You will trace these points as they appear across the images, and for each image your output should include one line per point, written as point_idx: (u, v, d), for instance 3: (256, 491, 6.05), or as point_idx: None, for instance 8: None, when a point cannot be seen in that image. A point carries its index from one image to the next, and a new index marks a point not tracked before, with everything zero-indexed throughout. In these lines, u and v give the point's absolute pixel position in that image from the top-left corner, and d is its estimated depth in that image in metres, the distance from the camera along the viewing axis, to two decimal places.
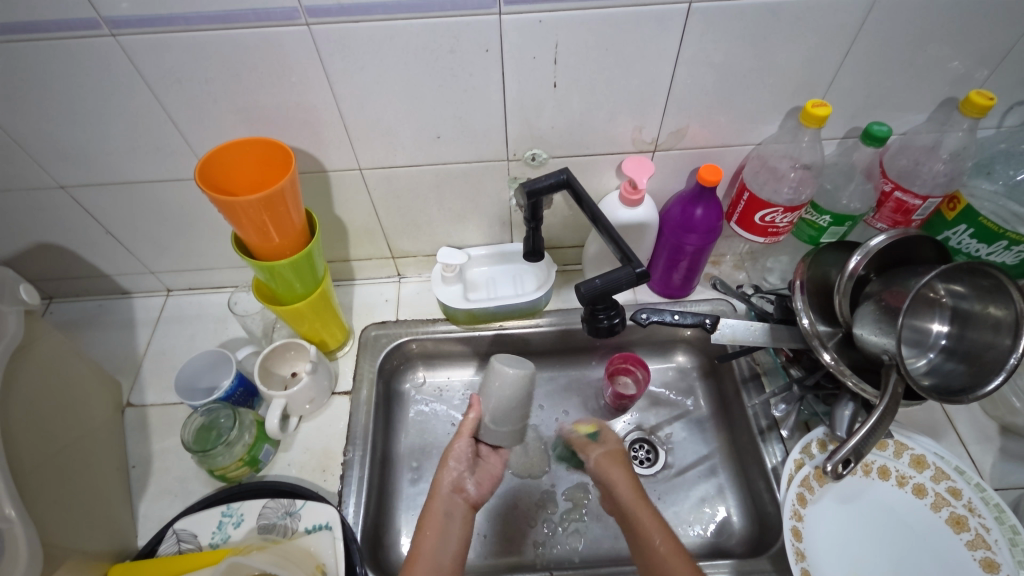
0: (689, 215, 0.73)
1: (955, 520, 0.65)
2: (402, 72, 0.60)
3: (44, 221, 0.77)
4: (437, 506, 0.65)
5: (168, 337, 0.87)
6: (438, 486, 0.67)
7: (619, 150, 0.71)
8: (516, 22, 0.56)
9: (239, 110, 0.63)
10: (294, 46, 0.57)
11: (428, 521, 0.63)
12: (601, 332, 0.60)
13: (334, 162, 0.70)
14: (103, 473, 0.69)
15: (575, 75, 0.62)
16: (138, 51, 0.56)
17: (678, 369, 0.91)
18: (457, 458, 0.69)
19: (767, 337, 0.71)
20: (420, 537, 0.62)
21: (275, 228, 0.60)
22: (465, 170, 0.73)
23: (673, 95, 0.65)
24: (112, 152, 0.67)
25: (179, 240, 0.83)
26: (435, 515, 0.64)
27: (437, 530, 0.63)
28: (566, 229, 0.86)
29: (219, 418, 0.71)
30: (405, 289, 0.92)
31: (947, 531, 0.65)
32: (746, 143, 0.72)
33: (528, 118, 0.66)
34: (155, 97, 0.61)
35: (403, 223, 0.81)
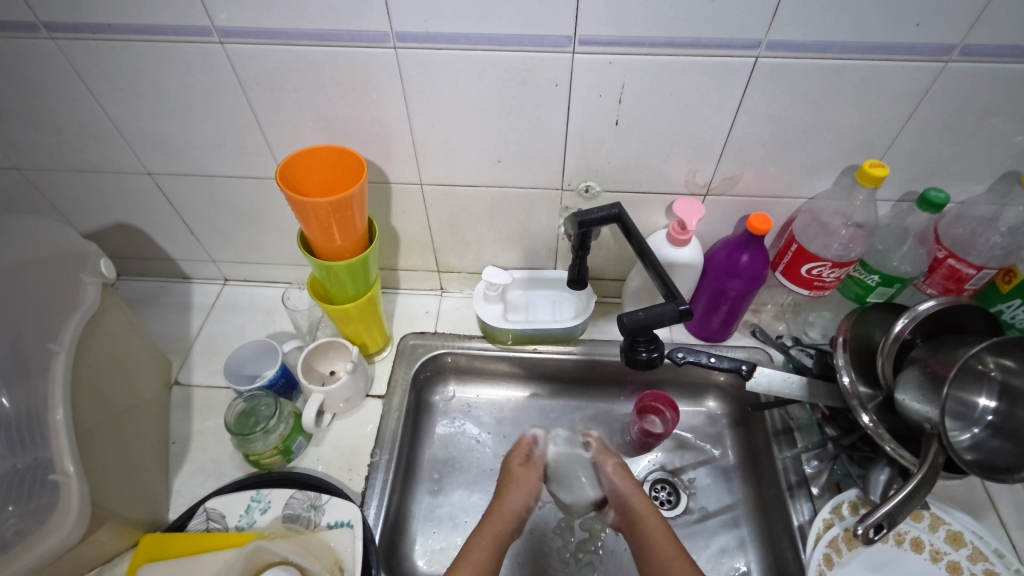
0: (735, 261, 0.74)
1: None
2: (474, 99, 0.64)
3: (127, 203, 0.83)
4: (493, 529, 0.67)
5: (220, 324, 0.92)
6: (501, 507, 0.70)
7: (671, 191, 0.73)
8: (587, 62, 0.59)
9: (319, 119, 0.68)
10: (379, 66, 0.61)
11: (482, 534, 0.67)
12: (639, 364, 0.59)
13: (398, 175, 0.74)
14: (146, 445, 0.72)
15: (637, 115, 0.64)
16: (239, 58, 0.62)
17: (708, 415, 0.90)
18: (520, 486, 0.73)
19: (804, 391, 0.72)
20: (471, 547, 0.65)
21: (339, 231, 0.63)
22: (520, 195, 0.76)
23: (730, 143, 0.67)
24: (199, 146, 0.73)
25: (243, 233, 0.88)
26: (490, 531, 0.67)
27: (489, 548, 0.65)
28: (609, 262, 0.88)
29: (260, 405, 0.74)
30: (445, 303, 0.95)
31: None
32: (798, 196, 0.72)
33: (586, 151, 0.69)
34: (247, 100, 0.66)
35: (453, 239, 0.85)
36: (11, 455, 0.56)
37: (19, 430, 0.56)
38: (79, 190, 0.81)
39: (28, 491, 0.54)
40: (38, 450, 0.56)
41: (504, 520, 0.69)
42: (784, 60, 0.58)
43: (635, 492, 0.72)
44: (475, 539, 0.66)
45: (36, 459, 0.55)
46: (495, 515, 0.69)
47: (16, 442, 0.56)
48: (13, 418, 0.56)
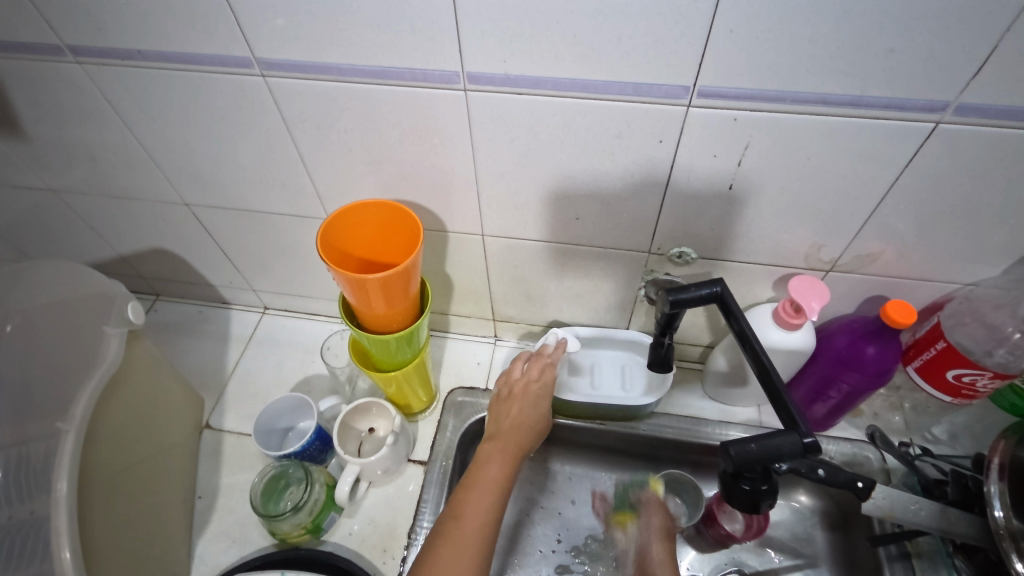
0: (857, 352, 0.61)
1: None
2: (555, 149, 0.52)
3: (165, 229, 0.77)
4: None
5: (257, 360, 0.85)
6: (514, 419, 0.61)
7: (786, 264, 0.60)
8: (706, 117, 0.47)
9: (370, 161, 0.58)
10: (444, 107, 0.50)
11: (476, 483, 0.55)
12: (740, 502, 0.48)
13: (457, 224, 0.64)
14: (168, 505, 0.66)
15: (759, 179, 0.51)
16: (283, 93, 0.52)
17: (798, 511, 0.77)
18: (515, 411, 0.62)
19: (936, 521, 0.58)
20: (462, 499, 0.54)
21: (383, 303, 0.54)
22: (597, 254, 0.65)
23: (873, 217, 0.53)
24: (238, 181, 0.65)
25: (284, 267, 0.80)
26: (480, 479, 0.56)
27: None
28: (693, 327, 0.75)
29: (290, 469, 0.66)
30: (499, 353, 0.85)
31: None
32: (951, 281, 0.58)
33: (687, 215, 0.57)
34: (292, 139, 0.57)
35: (514, 291, 0.74)
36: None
37: (6, 486, 0.50)
38: (115, 214, 0.75)
39: (38, 553, 0.48)
40: (36, 503, 0.50)
41: (487, 492, 0.55)
42: (973, 127, 0.44)
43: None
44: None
45: (35, 514, 0.49)
46: (456, 542, 0.51)
47: (4, 500, 0.49)
48: (6, 471, 0.50)
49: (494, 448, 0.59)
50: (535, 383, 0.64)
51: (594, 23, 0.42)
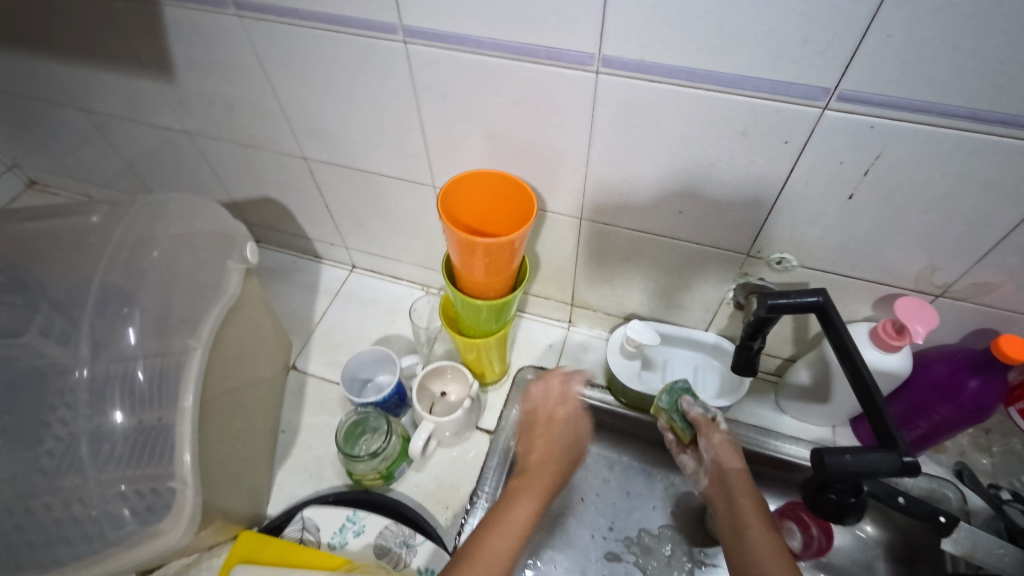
0: (957, 384, 0.59)
1: None
2: (674, 141, 0.53)
3: (278, 180, 0.83)
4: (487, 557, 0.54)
5: (342, 313, 0.90)
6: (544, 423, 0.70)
7: (892, 283, 0.58)
8: (840, 122, 0.46)
9: (486, 135, 0.60)
10: (572, 89, 0.52)
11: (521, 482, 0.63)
12: (824, 512, 0.47)
13: (557, 205, 0.66)
14: (257, 432, 0.72)
15: (881, 192, 0.50)
16: (419, 61, 0.55)
17: (861, 540, 0.75)
18: (552, 425, 0.70)
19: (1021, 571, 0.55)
20: (507, 495, 0.61)
21: (486, 270, 0.56)
22: (693, 250, 0.65)
23: (1000, 246, 0.51)
24: (356, 142, 0.69)
25: (380, 227, 0.84)
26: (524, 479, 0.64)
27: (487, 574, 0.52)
28: (776, 338, 0.74)
29: (370, 418, 0.70)
30: (572, 338, 0.87)
31: None
32: None
33: (796, 221, 0.56)
34: (417, 105, 0.60)
35: (598, 277, 0.75)
36: (137, 410, 0.55)
37: (146, 389, 0.56)
38: (236, 160, 0.81)
39: (162, 452, 0.54)
40: (163, 410, 0.56)
41: (535, 493, 0.62)
42: None
43: (746, 485, 0.56)
44: (474, 558, 0.54)
45: (162, 420, 0.55)
46: (513, 526, 0.57)
47: (141, 401, 0.56)
48: (148, 377, 0.57)
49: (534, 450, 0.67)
50: (569, 400, 0.73)
51: (742, 18, 0.42)
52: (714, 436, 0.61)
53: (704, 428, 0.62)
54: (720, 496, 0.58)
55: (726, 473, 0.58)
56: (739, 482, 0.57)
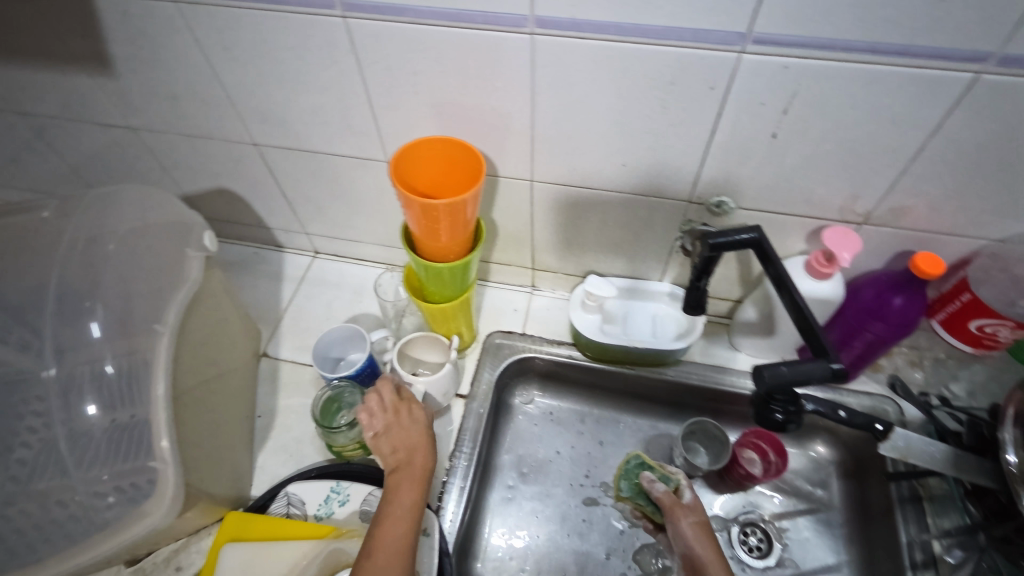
0: (884, 302, 0.64)
1: None
2: (611, 95, 0.56)
3: (231, 169, 0.82)
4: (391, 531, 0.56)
5: (309, 298, 0.91)
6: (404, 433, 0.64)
7: (821, 215, 0.63)
8: (758, 64, 0.50)
9: (433, 105, 0.62)
10: (510, 51, 0.54)
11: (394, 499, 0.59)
12: (770, 424, 0.52)
13: (509, 169, 0.69)
14: (233, 418, 0.73)
15: (802, 129, 0.55)
16: (360, 35, 0.56)
17: (814, 460, 0.81)
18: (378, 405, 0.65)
19: (949, 466, 0.61)
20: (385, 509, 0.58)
21: (447, 229, 0.58)
22: (640, 202, 0.68)
23: (909, 171, 0.56)
24: (307, 123, 0.70)
25: (339, 210, 0.85)
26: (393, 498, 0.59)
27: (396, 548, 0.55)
28: (724, 282, 0.79)
29: (344, 394, 0.73)
30: (535, 301, 0.90)
31: None
32: (980, 237, 0.60)
33: (729, 164, 0.60)
34: (362, 79, 0.62)
35: (555, 239, 0.79)
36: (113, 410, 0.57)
37: (116, 381, 0.58)
38: (185, 152, 0.81)
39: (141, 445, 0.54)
40: (138, 407, 0.56)
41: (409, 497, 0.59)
42: (1012, 78, 0.46)
43: (716, 561, 0.61)
44: (378, 547, 0.55)
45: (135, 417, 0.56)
46: (404, 484, 0.60)
47: (113, 397, 0.57)
48: (117, 370, 0.58)
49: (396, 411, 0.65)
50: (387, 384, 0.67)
51: None
52: (681, 519, 0.65)
53: (674, 512, 0.66)
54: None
55: (695, 554, 0.62)
56: (707, 553, 0.62)
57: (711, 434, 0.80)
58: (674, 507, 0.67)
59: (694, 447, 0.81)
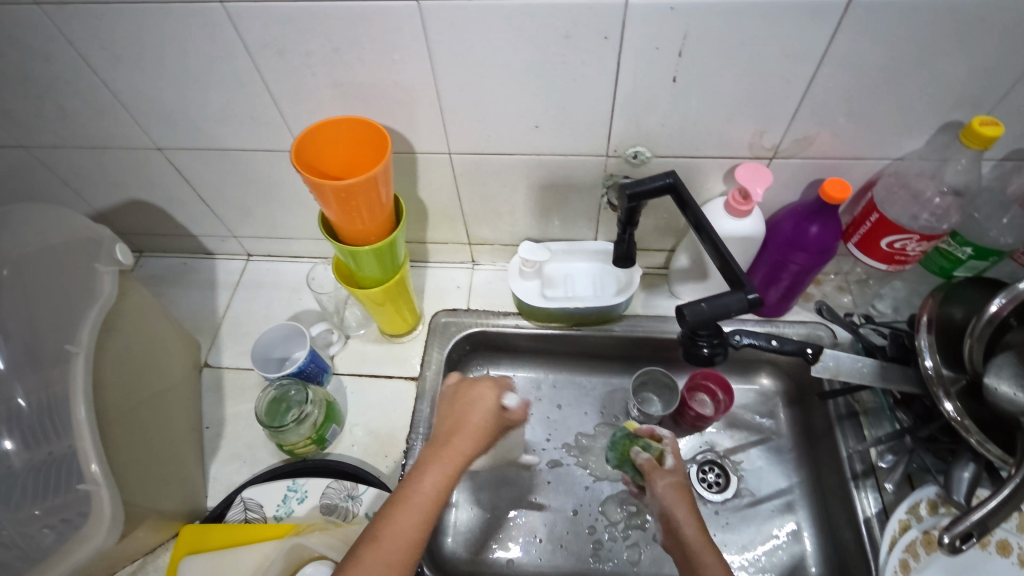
0: (802, 232, 0.66)
1: None
2: (510, 55, 0.55)
3: (140, 178, 0.79)
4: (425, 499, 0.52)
5: (246, 302, 0.89)
6: (469, 427, 0.59)
7: (733, 155, 0.65)
8: (645, 8, 0.50)
9: (335, 85, 0.61)
10: (400, 21, 0.53)
11: (423, 479, 0.53)
12: (698, 360, 0.54)
13: (425, 144, 0.67)
14: (178, 432, 0.71)
15: (699, 69, 0.55)
16: (243, 19, 0.54)
17: (761, 393, 0.84)
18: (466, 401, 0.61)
19: (876, 377, 0.64)
20: (412, 485, 0.53)
21: (365, 211, 0.57)
22: (560, 163, 0.69)
23: (806, 100, 0.58)
24: (209, 119, 0.67)
25: (263, 208, 0.82)
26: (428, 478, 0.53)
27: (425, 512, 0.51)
28: (656, 233, 0.80)
29: (290, 391, 0.72)
30: (478, 276, 0.90)
31: None
32: (882, 157, 0.63)
33: (637, 113, 0.61)
34: (256, 67, 0.59)
35: (485, 210, 0.78)
36: (33, 449, 0.59)
37: (29, 413, 0.60)
38: (87, 166, 0.77)
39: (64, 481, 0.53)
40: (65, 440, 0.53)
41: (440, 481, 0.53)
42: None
43: (692, 523, 0.57)
44: (391, 527, 0.49)
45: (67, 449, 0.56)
46: (444, 460, 0.55)
47: (29, 431, 0.60)
48: (29, 403, 0.60)
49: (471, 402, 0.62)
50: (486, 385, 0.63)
51: None
52: (659, 481, 0.61)
53: (652, 474, 0.62)
54: (671, 541, 0.57)
55: (672, 517, 0.58)
56: (684, 517, 0.57)
57: (661, 381, 0.82)
58: (653, 471, 0.62)
59: (647, 397, 0.83)
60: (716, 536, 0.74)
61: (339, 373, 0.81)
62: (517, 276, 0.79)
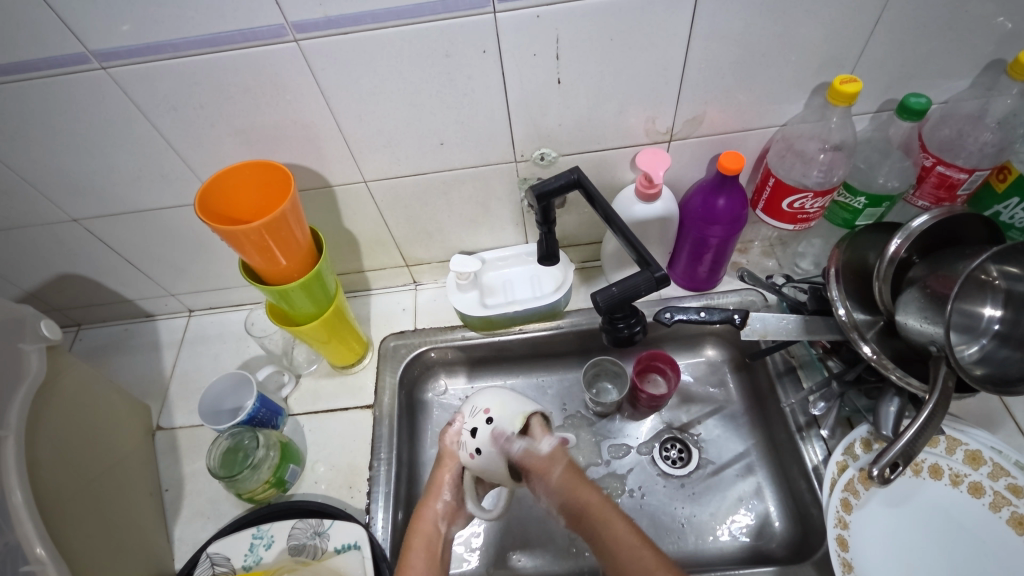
0: (710, 206, 0.69)
1: (972, 487, 0.61)
2: (398, 80, 0.57)
3: (63, 253, 0.78)
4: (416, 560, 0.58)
5: (193, 358, 0.88)
6: (427, 509, 0.62)
7: (633, 143, 0.68)
8: (513, 19, 0.53)
9: (236, 133, 0.62)
10: (284, 63, 0.55)
11: (413, 544, 0.60)
12: (621, 341, 0.57)
13: (339, 176, 0.69)
14: (137, 499, 0.70)
15: (579, 68, 0.58)
16: (129, 81, 0.55)
17: (709, 364, 0.88)
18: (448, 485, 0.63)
19: (800, 330, 0.67)
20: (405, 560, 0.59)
21: (283, 253, 0.59)
22: (473, 174, 0.71)
23: (686, 82, 0.61)
24: (119, 183, 0.67)
25: (193, 262, 0.83)
26: (420, 542, 0.60)
27: (425, 555, 0.59)
28: (582, 227, 0.83)
29: (245, 439, 0.72)
30: (421, 296, 0.91)
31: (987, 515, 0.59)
32: (769, 125, 0.67)
33: (533, 117, 0.63)
34: (154, 125, 0.60)
35: (414, 232, 0.80)
36: None
37: None
38: (5, 248, 0.76)
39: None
40: (7, 534, 0.53)
41: (427, 551, 0.59)
42: None
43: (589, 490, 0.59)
44: None
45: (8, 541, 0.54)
46: (419, 543, 0.60)
47: None
48: None
49: (453, 465, 0.63)
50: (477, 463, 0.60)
51: None
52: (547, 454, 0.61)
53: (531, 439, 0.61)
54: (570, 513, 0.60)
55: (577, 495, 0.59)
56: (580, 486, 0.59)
57: (616, 371, 0.84)
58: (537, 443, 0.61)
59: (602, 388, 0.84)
60: (685, 510, 0.76)
61: (294, 414, 0.80)
62: (455, 288, 0.80)
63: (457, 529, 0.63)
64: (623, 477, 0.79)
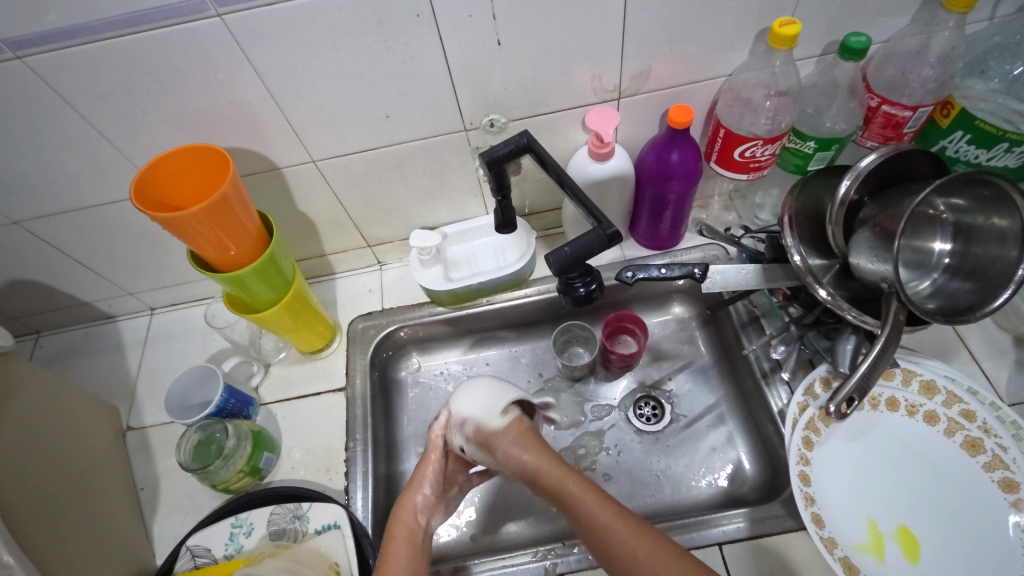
0: (664, 162, 0.69)
1: (926, 415, 0.63)
2: (335, 53, 0.56)
3: (10, 259, 0.76)
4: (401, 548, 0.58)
5: (158, 356, 0.87)
6: (405, 502, 0.62)
7: (581, 103, 0.67)
8: None
9: (172, 118, 0.60)
10: (211, 41, 0.53)
11: (395, 533, 0.60)
12: (579, 301, 0.58)
13: (286, 158, 0.67)
14: (111, 500, 0.70)
15: (517, 28, 0.57)
16: (50, 71, 0.53)
17: (677, 320, 0.89)
18: (430, 479, 0.64)
19: (760, 278, 0.67)
20: (388, 550, 0.58)
21: (229, 237, 0.57)
22: (423, 147, 0.70)
23: (628, 36, 0.60)
24: (56, 180, 0.65)
25: (149, 258, 0.81)
26: (403, 529, 0.60)
27: (407, 543, 0.59)
28: (541, 194, 0.83)
29: (215, 432, 0.71)
30: (387, 275, 0.90)
31: (942, 440, 0.62)
32: (715, 75, 0.67)
33: (477, 83, 0.62)
34: (82, 116, 0.58)
35: (371, 210, 0.79)
36: None
37: None
38: None
39: None
40: None
41: (410, 541, 0.59)
42: None
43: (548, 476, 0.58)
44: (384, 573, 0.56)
45: None
46: (401, 533, 0.60)
47: None
48: None
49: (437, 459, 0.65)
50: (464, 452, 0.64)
51: None
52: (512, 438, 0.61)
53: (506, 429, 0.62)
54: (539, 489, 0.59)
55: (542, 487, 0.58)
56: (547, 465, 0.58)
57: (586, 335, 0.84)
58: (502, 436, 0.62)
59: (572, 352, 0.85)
60: (662, 464, 0.77)
61: (267, 403, 0.80)
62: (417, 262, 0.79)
63: (436, 523, 0.63)
64: (600, 435, 0.80)
